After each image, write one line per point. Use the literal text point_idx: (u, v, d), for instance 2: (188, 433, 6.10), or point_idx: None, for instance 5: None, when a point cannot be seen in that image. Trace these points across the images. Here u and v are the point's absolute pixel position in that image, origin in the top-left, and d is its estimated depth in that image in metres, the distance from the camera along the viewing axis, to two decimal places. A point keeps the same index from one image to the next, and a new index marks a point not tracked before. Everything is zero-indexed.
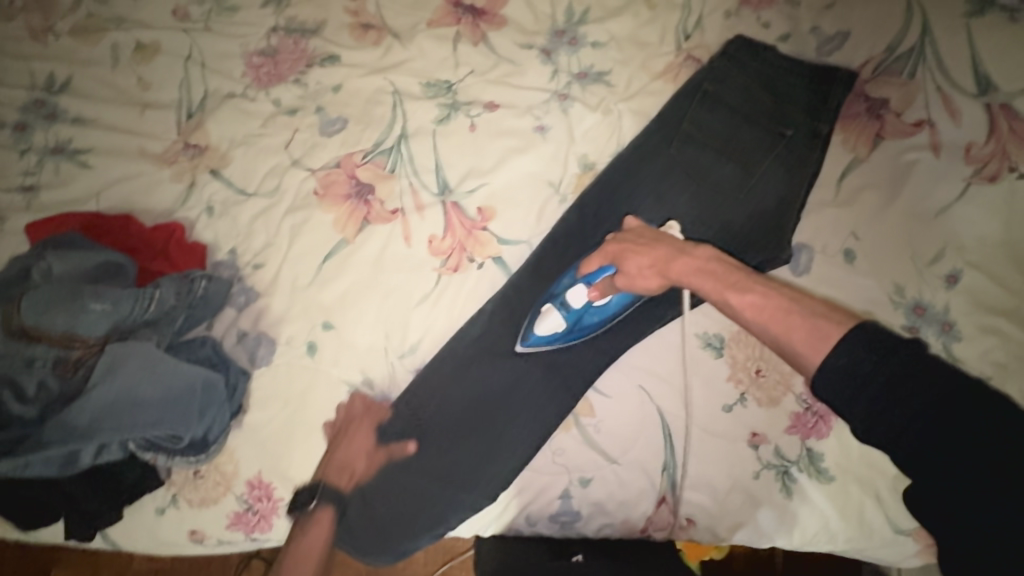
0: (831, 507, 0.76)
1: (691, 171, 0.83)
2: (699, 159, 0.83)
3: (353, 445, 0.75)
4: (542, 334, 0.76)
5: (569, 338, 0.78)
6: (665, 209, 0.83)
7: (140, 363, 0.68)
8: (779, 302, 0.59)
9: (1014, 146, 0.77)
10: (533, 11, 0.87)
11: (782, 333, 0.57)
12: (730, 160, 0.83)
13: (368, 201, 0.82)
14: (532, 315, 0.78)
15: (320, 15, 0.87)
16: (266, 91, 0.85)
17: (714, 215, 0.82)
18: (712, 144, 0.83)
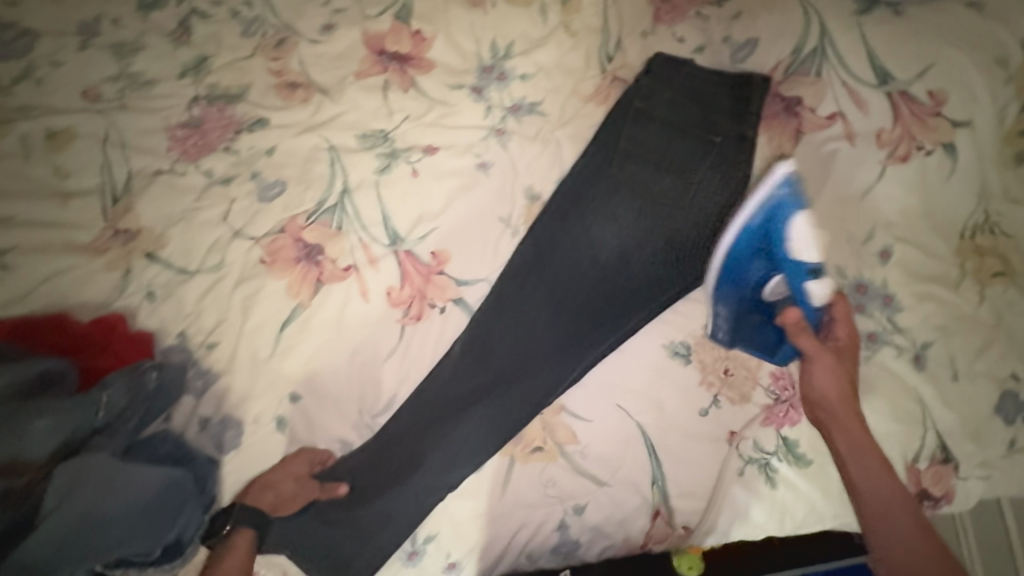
0: (816, 490, 0.79)
1: (636, 187, 0.84)
2: (641, 174, 0.85)
3: (294, 468, 0.73)
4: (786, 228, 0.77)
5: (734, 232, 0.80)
6: (618, 227, 0.84)
7: (100, 479, 0.61)
8: (918, 526, 0.64)
9: (917, 128, 0.83)
10: (458, 50, 0.87)
11: (874, 453, 0.69)
12: (671, 173, 0.84)
13: (319, 261, 0.80)
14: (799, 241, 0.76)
15: (241, 79, 0.84)
16: (196, 163, 0.82)
17: (664, 227, 0.84)
18: (652, 158, 0.85)
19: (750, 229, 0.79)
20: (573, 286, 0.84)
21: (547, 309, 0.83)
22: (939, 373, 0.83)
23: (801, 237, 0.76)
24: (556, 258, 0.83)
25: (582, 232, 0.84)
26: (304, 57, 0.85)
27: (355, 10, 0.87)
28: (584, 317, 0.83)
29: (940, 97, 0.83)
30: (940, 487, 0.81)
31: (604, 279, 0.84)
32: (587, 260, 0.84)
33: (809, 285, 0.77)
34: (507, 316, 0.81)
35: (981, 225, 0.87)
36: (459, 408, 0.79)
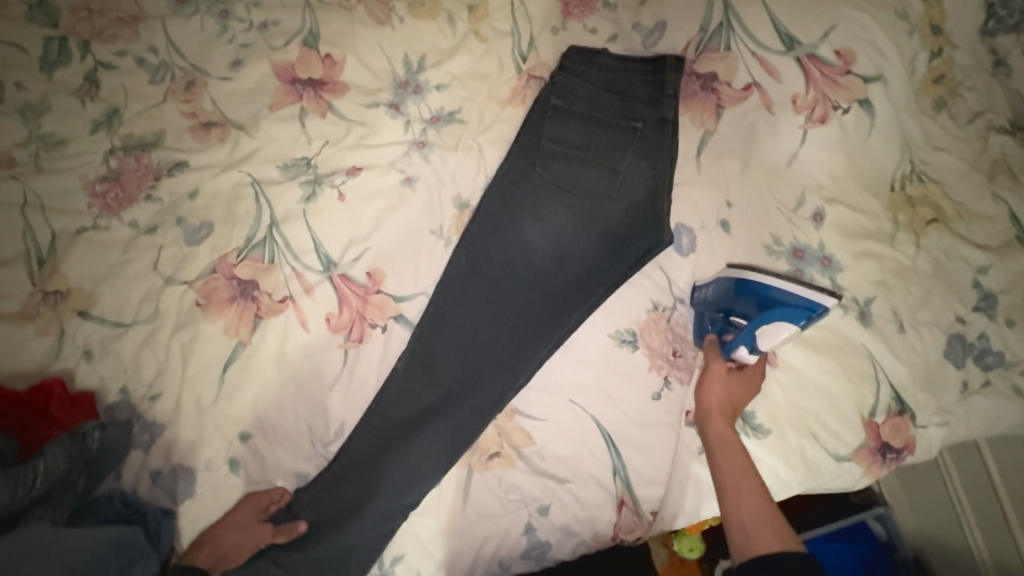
0: (777, 458, 0.79)
1: (563, 183, 0.84)
2: (568, 170, 0.85)
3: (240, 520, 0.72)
4: (784, 315, 0.77)
5: (764, 284, 0.78)
6: (549, 225, 0.84)
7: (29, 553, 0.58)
8: (766, 506, 0.64)
9: (830, 89, 0.84)
10: (370, 70, 0.87)
11: (730, 441, 0.71)
12: (597, 166, 0.84)
13: (255, 296, 0.79)
14: (784, 330, 0.77)
15: (156, 126, 0.84)
16: (118, 216, 0.81)
17: (594, 220, 0.84)
18: (576, 153, 0.85)
19: (765, 292, 0.78)
20: (512, 289, 0.83)
21: (488, 315, 0.83)
22: (885, 327, 0.83)
23: (777, 326, 0.78)
24: (490, 263, 0.83)
25: (514, 234, 0.84)
26: (217, 96, 0.85)
27: (261, 42, 0.86)
28: (526, 317, 0.82)
29: (848, 56, 0.84)
30: (900, 439, 0.81)
31: (543, 277, 0.84)
32: (522, 261, 0.84)
33: (739, 349, 0.79)
34: (448, 327, 0.81)
35: (909, 175, 0.89)
36: (412, 424, 0.79)
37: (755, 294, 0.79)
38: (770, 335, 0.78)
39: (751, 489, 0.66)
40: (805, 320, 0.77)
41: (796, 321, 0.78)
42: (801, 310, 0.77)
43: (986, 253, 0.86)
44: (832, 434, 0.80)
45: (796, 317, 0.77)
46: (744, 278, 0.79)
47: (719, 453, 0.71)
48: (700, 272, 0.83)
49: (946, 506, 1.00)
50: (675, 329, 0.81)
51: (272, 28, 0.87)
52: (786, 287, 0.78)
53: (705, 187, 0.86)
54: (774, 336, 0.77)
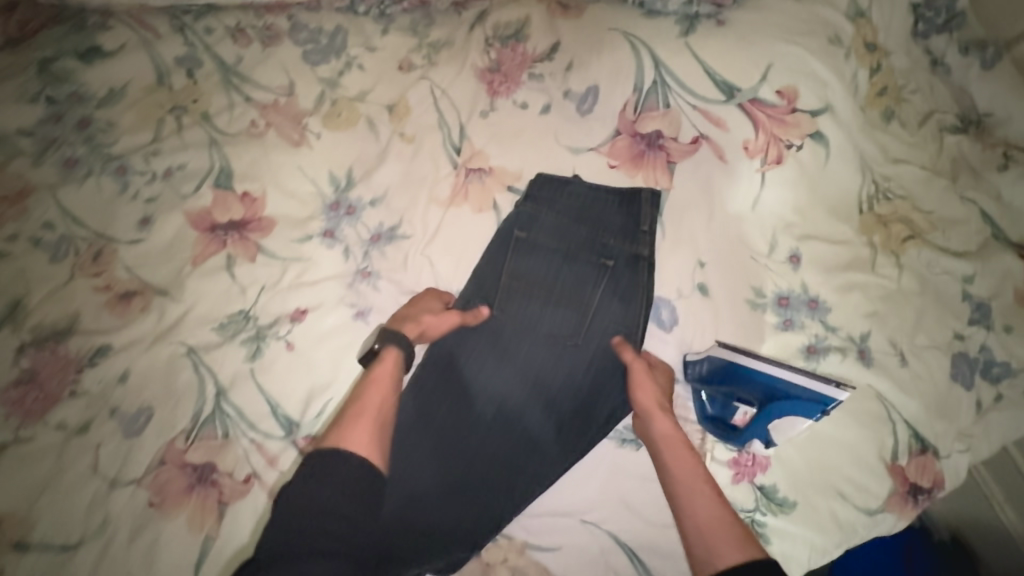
0: (809, 529, 0.74)
1: (523, 321, 0.78)
2: (527, 308, 0.78)
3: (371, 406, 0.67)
4: (794, 414, 0.73)
5: (772, 377, 0.74)
6: (509, 369, 0.77)
7: None
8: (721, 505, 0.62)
9: (779, 129, 0.80)
10: (295, 197, 0.80)
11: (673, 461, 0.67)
12: (568, 304, 0.78)
13: (215, 479, 0.71)
14: (796, 424, 0.74)
15: (67, 309, 0.75)
16: (42, 420, 0.72)
17: (569, 366, 0.78)
18: (539, 290, 0.78)
19: (768, 381, 0.74)
20: (469, 438, 0.75)
21: (443, 468, 0.74)
22: (887, 361, 0.79)
23: (790, 420, 0.74)
24: (439, 414, 0.75)
25: (462, 377, 0.77)
26: (130, 262, 0.76)
27: (169, 192, 0.78)
28: (495, 471, 0.75)
29: (790, 93, 0.80)
30: (928, 476, 0.77)
31: (512, 423, 0.76)
32: (478, 405, 0.76)
33: (754, 441, 0.74)
34: (400, 492, 0.73)
35: (875, 194, 0.86)
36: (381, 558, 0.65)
37: (758, 381, 0.75)
38: (783, 428, 0.74)
39: (682, 452, 0.67)
40: (820, 414, 0.73)
41: (810, 415, 0.73)
42: (815, 405, 0.72)
43: (968, 261, 0.83)
44: (857, 488, 0.76)
45: (808, 413, 0.73)
46: (742, 362, 0.75)
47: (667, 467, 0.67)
48: (688, 345, 0.78)
49: (972, 484, 1.01)
50: None
51: (178, 173, 0.79)
52: (792, 377, 0.73)
53: (675, 253, 0.81)
54: (789, 431, 0.74)
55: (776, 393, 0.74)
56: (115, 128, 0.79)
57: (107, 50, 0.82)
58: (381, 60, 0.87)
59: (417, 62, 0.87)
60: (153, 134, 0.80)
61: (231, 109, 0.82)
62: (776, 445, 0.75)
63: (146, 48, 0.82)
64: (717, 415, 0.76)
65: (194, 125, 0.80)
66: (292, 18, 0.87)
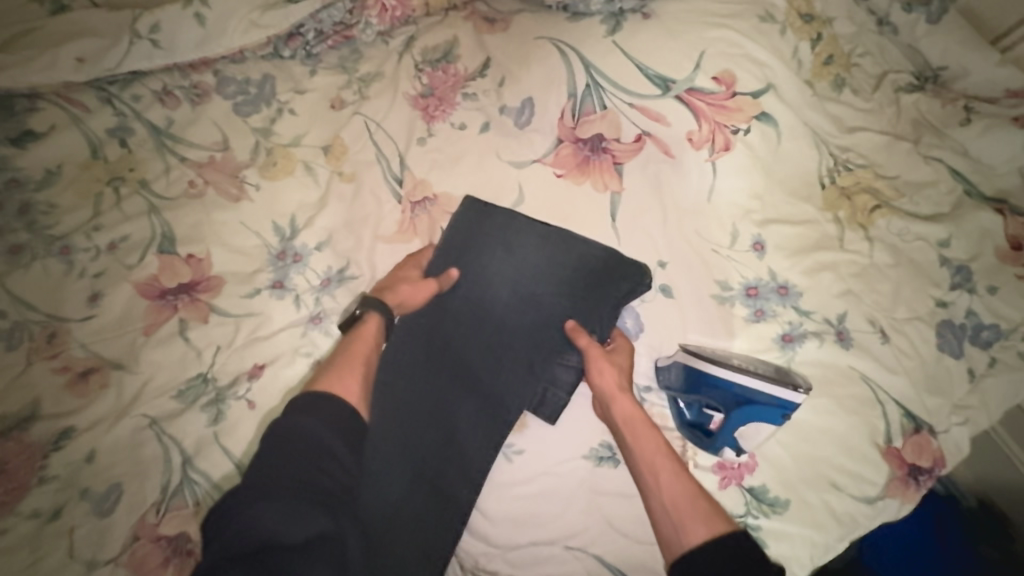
0: (807, 527, 0.71)
1: (500, 283, 0.80)
2: (511, 267, 0.80)
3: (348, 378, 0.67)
4: (755, 419, 0.70)
5: (731, 383, 0.70)
6: (500, 294, 0.79)
7: None
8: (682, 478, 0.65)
9: (721, 116, 0.77)
10: (241, 252, 0.79)
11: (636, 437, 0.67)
12: (552, 282, 0.79)
13: (191, 550, 0.70)
14: (758, 427, 0.71)
15: (28, 396, 0.75)
16: (13, 511, 0.71)
17: (543, 348, 0.77)
18: (535, 252, 0.80)
19: (729, 387, 0.70)
20: (425, 421, 0.74)
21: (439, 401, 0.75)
22: (868, 341, 0.76)
23: (755, 425, 0.71)
24: (385, 392, 0.75)
25: (428, 326, 0.78)
26: (85, 339, 0.76)
27: (114, 264, 0.78)
28: (453, 465, 0.72)
29: (727, 78, 0.77)
30: (927, 456, 0.73)
31: (484, 412, 0.75)
32: (437, 376, 0.76)
33: (725, 450, 0.71)
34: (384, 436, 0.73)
35: (835, 167, 0.82)
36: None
37: (721, 390, 0.70)
38: (750, 434, 0.71)
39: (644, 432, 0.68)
40: (782, 419, 0.70)
41: (773, 419, 0.70)
42: (773, 409, 0.69)
43: (942, 224, 0.79)
44: (853, 477, 0.72)
45: (768, 417, 0.70)
46: (704, 372, 0.70)
47: (633, 440, 0.68)
48: (657, 350, 0.77)
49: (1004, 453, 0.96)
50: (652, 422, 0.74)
51: (121, 246, 0.78)
52: (753, 382, 0.69)
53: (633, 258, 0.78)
54: (755, 438, 0.71)
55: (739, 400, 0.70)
56: (55, 209, 0.80)
57: (36, 131, 0.81)
58: (312, 103, 0.86)
59: (349, 99, 0.86)
60: (93, 209, 0.80)
61: (168, 172, 0.81)
62: (749, 451, 0.72)
63: (77, 124, 0.82)
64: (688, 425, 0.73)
65: (132, 194, 0.80)
66: (219, 73, 0.87)
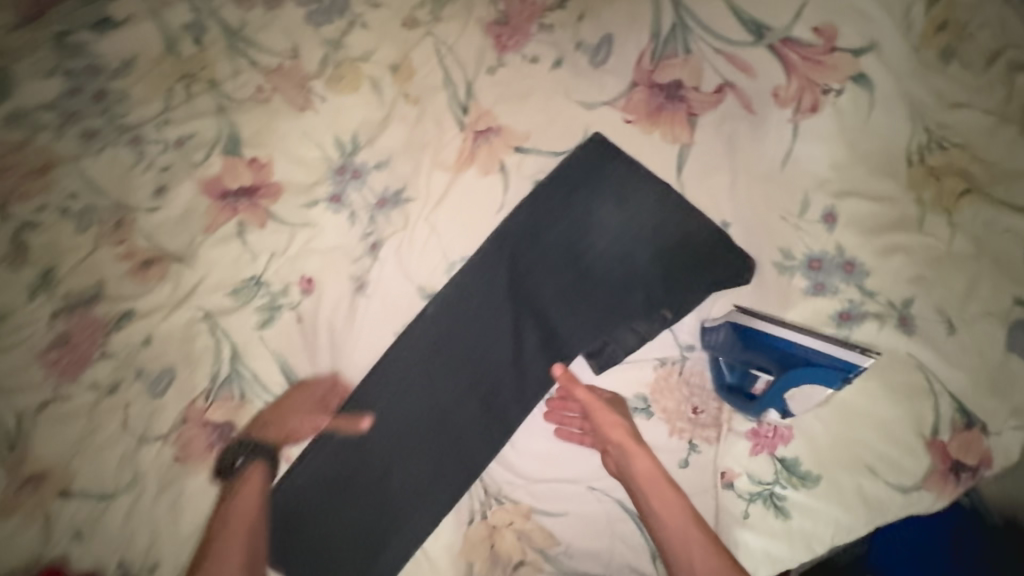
0: (834, 505, 0.70)
1: (600, 233, 0.79)
2: (619, 213, 0.79)
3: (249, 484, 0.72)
4: (809, 380, 0.69)
5: (784, 343, 0.70)
6: (606, 241, 0.79)
7: None
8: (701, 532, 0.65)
9: (815, 73, 0.73)
10: (302, 163, 0.80)
11: (650, 498, 0.67)
12: (647, 242, 0.77)
13: (233, 440, 0.74)
14: (811, 389, 0.70)
15: (93, 277, 0.78)
16: (77, 380, 0.76)
17: (624, 305, 0.76)
18: (648, 200, 0.77)
19: (787, 347, 0.70)
20: (501, 349, 0.78)
21: (523, 337, 0.77)
22: (932, 331, 0.72)
23: (809, 388, 0.71)
24: (466, 308, 0.77)
25: (534, 257, 0.78)
26: (148, 230, 0.79)
27: (181, 161, 0.79)
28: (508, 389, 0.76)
29: (830, 31, 0.73)
30: (972, 454, 0.70)
31: (552, 352, 0.77)
32: (528, 298, 0.78)
33: (770, 411, 0.71)
34: (470, 364, 0.78)
35: (927, 144, 0.76)
36: (324, 546, 0.76)
37: (773, 348, 0.70)
38: (800, 396, 0.71)
39: (656, 488, 0.67)
40: (841, 381, 0.69)
41: (831, 382, 0.70)
42: (833, 370, 0.68)
43: None
44: (891, 464, 0.70)
45: (825, 378, 0.69)
46: (755, 328, 0.70)
47: (644, 504, 0.67)
48: (706, 311, 0.75)
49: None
50: (691, 382, 0.73)
51: (189, 142, 0.80)
52: (811, 343, 0.68)
53: (695, 214, 0.76)
54: (807, 400, 0.71)
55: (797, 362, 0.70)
56: (127, 99, 0.81)
57: (116, 20, 0.82)
58: (385, 19, 0.84)
59: (422, 18, 0.84)
60: (164, 103, 0.81)
61: (237, 75, 0.81)
62: (796, 412, 0.71)
63: (155, 18, 0.83)
64: (734, 386, 0.72)
65: (202, 93, 0.81)
66: None
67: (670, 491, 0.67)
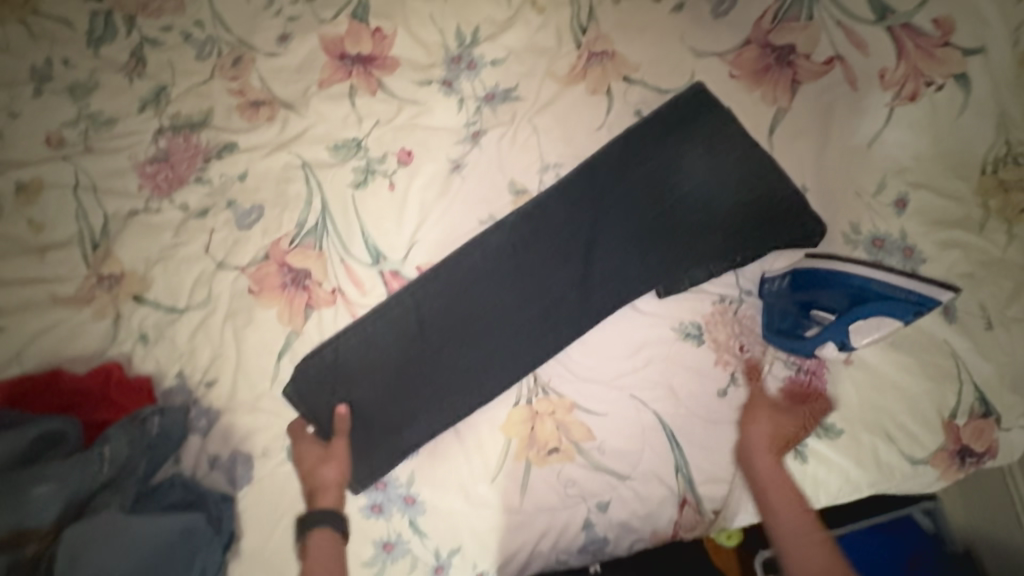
0: (848, 459, 0.75)
1: (685, 177, 0.79)
2: (707, 162, 0.79)
3: (303, 457, 0.73)
4: (878, 313, 0.73)
5: (856, 279, 0.75)
6: (687, 187, 0.79)
7: (104, 541, 0.62)
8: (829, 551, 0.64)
9: (923, 63, 0.79)
10: (421, 44, 0.83)
11: (784, 516, 0.68)
12: (728, 194, 0.78)
13: (307, 285, 0.78)
14: (878, 326, 0.74)
15: (203, 105, 0.81)
16: (169, 197, 0.80)
17: (694, 250, 0.78)
18: (733, 156, 0.78)
19: (861, 284, 0.75)
20: (563, 272, 0.78)
21: (585, 264, 0.78)
22: (971, 324, 0.77)
23: (875, 320, 0.74)
24: (533, 232, 0.78)
25: (613, 191, 0.79)
26: (264, 73, 0.82)
27: (308, 15, 0.83)
28: (565, 306, 0.78)
29: (947, 26, 0.78)
30: (982, 441, 0.75)
31: (613, 282, 0.78)
32: (606, 228, 0.79)
33: (828, 343, 0.75)
34: (530, 281, 0.78)
35: (1002, 157, 0.80)
36: (348, 420, 0.76)
37: (842, 285, 0.76)
38: (865, 330, 0.74)
39: (789, 499, 0.69)
40: (912, 316, 0.73)
41: (902, 317, 0.74)
42: (907, 303, 0.73)
43: None
44: (908, 435, 0.76)
45: (895, 312, 0.74)
46: (827, 267, 0.77)
47: (773, 516, 0.69)
48: (768, 263, 0.80)
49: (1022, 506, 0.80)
50: (742, 322, 0.78)
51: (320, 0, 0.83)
52: (879, 277, 0.74)
53: (778, 175, 0.78)
54: (869, 333, 0.74)
55: (867, 293, 0.74)
56: None
57: None
58: None
59: None
60: None
61: None
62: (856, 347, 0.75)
63: None
64: (791, 321, 0.78)
65: None
66: None
67: (802, 509, 0.68)
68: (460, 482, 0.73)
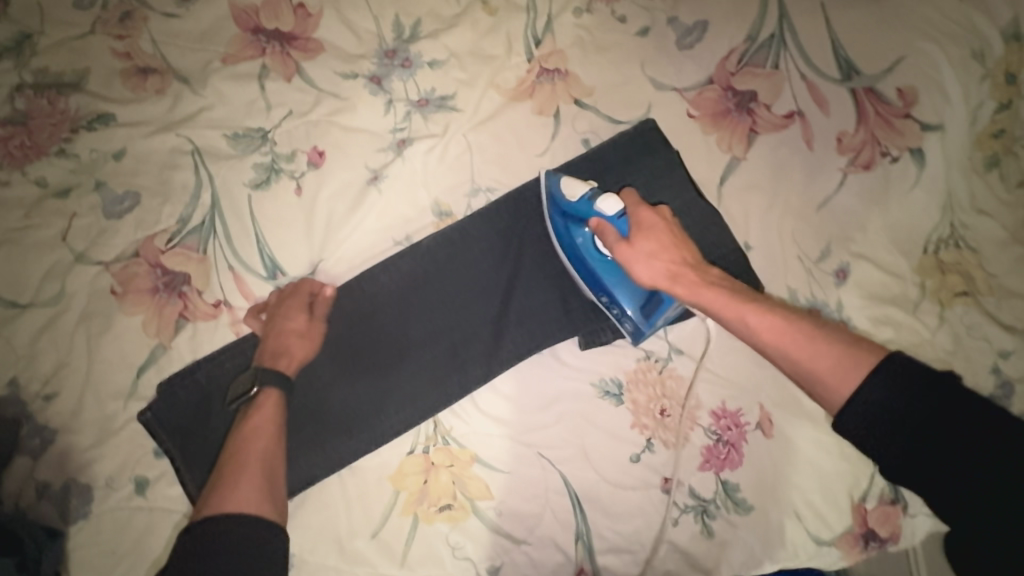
0: (756, 536, 0.71)
1: None
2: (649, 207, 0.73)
3: (287, 323, 0.64)
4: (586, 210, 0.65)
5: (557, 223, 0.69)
6: None
7: None
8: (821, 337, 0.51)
9: (881, 132, 0.76)
10: (352, 31, 0.72)
11: (795, 359, 0.52)
12: None
13: (182, 292, 0.67)
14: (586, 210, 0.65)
15: (78, 63, 0.68)
16: (22, 169, 0.66)
17: None
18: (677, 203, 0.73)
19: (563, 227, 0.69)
20: (481, 307, 0.71)
21: (506, 301, 0.71)
22: None
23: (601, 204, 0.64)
24: (450, 261, 0.71)
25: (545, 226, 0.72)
26: (158, 37, 0.70)
27: None
28: (479, 346, 0.70)
29: (910, 97, 0.76)
30: (887, 526, 0.72)
31: (534, 324, 0.71)
32: (533, 264, 0.72)
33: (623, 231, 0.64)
34: (444, 315, 0.71)
35: (944, 238, 0.77)
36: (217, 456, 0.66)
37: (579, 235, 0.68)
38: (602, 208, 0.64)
39: (770, 328, 0.55)
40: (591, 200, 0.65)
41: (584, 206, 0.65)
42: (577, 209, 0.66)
43: (1012, 335, 0.74)
44: (818, 514, 0.72)
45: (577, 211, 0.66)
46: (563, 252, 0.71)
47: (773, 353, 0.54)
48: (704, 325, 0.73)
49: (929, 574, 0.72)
50: (666, 384, 0.72)
51: None
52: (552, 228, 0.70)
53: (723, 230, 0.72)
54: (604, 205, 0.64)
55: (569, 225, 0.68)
56: None
57: None
58: None
59: None
60: None
61: None
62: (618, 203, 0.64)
63: None
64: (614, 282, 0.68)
65: None
66: None
67: (804, 331, 0.53)
68: (337, 535, 0.65)
